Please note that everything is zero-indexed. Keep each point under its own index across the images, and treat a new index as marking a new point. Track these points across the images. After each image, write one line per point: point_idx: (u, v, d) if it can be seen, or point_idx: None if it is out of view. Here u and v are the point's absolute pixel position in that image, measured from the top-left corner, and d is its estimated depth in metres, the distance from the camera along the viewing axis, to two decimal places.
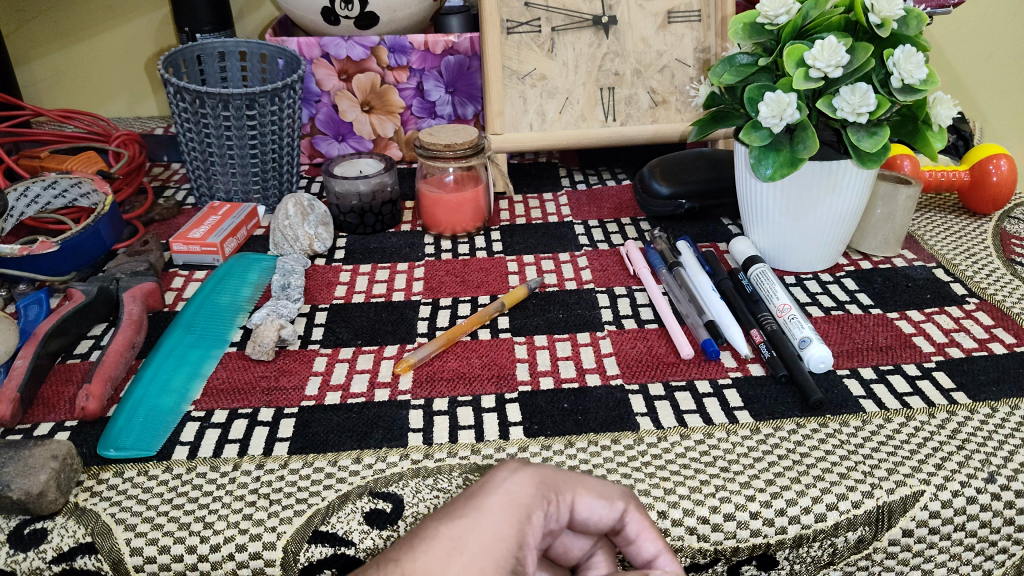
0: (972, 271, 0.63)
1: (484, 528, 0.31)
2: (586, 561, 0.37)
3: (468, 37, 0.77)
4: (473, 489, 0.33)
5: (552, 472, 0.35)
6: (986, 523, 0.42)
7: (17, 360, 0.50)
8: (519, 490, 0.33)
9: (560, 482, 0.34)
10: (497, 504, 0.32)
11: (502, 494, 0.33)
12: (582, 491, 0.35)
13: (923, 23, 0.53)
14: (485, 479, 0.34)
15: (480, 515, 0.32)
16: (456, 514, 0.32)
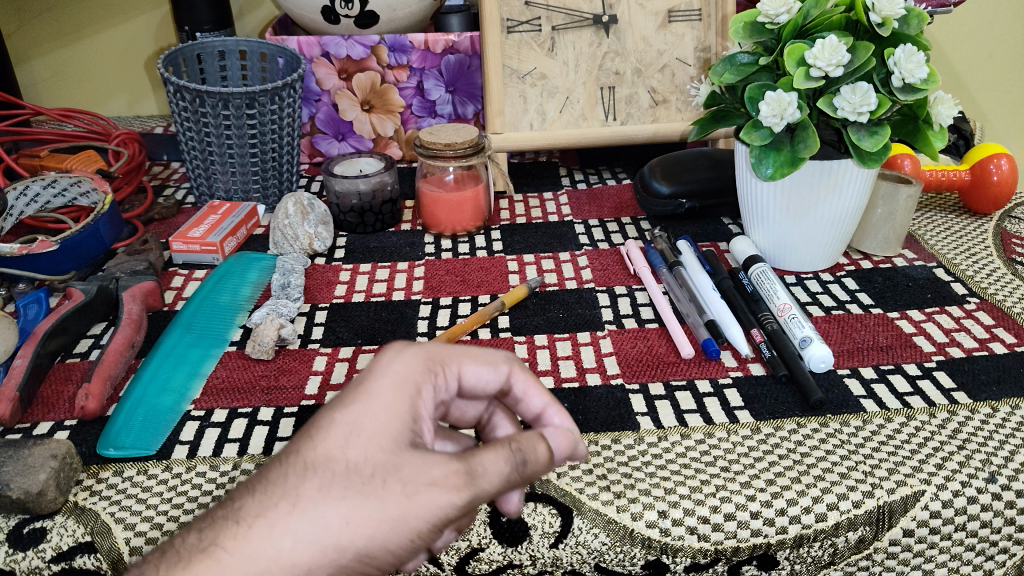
0: (972, 271, 0.63)
1: (376, 408, 0.32)
2: (486, 419, 0.40)
3: (468, 36, 0.77)
4: (362, 371, 0.34)
5: (437, 346, 0.36)
6: (987, 523, 0.42)
7: (16, 360, 0.50)
8: (401, 363, 0.34)
9: (445, 355, 0.36)
10: (386, 386, 0.33)
11: (391, 375, 0.33)
12: (468, 361, 0.36)
13: (925, 23, 0.53)
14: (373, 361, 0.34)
15: (368, 394, 0.32)
16: (346, 396, 0.32)
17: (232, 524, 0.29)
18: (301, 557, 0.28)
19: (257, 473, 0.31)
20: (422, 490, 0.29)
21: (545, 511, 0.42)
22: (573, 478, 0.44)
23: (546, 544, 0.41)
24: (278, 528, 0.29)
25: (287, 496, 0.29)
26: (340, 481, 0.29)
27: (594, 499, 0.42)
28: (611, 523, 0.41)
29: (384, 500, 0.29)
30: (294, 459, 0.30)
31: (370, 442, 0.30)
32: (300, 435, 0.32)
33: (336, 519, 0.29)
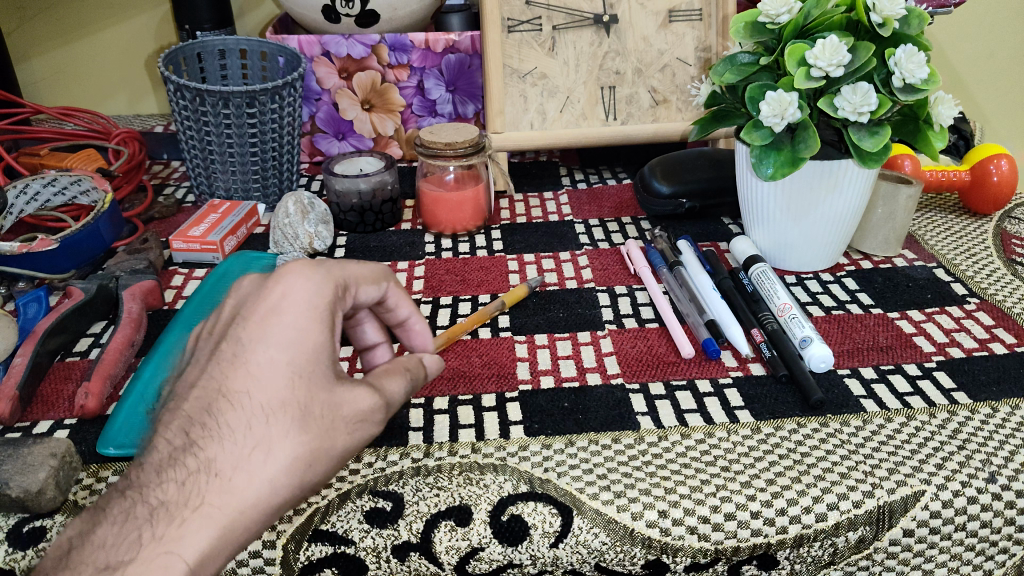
0: (973, 272, 0.63)
1: (299, 339, 0.35)
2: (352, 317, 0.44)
3: (469, 35, 0.77)
4: (275, 300, 0.36)
5: (336, 267, 0.39)
6: (987, 523, 0.42)
7: (16, 358, 0.50)
8: (317, 294, 0.37)
9: (344, 277, 0.39)
10: (304, 315, 0.36)
11: (306, 304, 0.36)
12: (359, 280, 0.40)
13: (925, 23, 0.53)
14: (282, 288, 0.36)
15: (285, 327, 0.35)
16: (270, 330, 0.35)
17: (210, 477, 0.33)
18: (276, 497, 0.34)
19: (199, 411, 0.34)
20: (358, 424, 0.36)
21: (546, 510, 0.42)
22: (573, 478, 0.44)
23: (546, 544, 0.41)
24: (255, 474, 0.33)
25: (254, 444, 0.34)
26: (298, 426, 0.34)
27: (594, 499, 0.42)
28: (611, 522, 0.41)
29: (333, 435, 0.35)
30: (246, 403, 0.34)
31: (311, 380, 0.35)
32: (232, 368, 0.35)
33: (302, 459, 0.34)
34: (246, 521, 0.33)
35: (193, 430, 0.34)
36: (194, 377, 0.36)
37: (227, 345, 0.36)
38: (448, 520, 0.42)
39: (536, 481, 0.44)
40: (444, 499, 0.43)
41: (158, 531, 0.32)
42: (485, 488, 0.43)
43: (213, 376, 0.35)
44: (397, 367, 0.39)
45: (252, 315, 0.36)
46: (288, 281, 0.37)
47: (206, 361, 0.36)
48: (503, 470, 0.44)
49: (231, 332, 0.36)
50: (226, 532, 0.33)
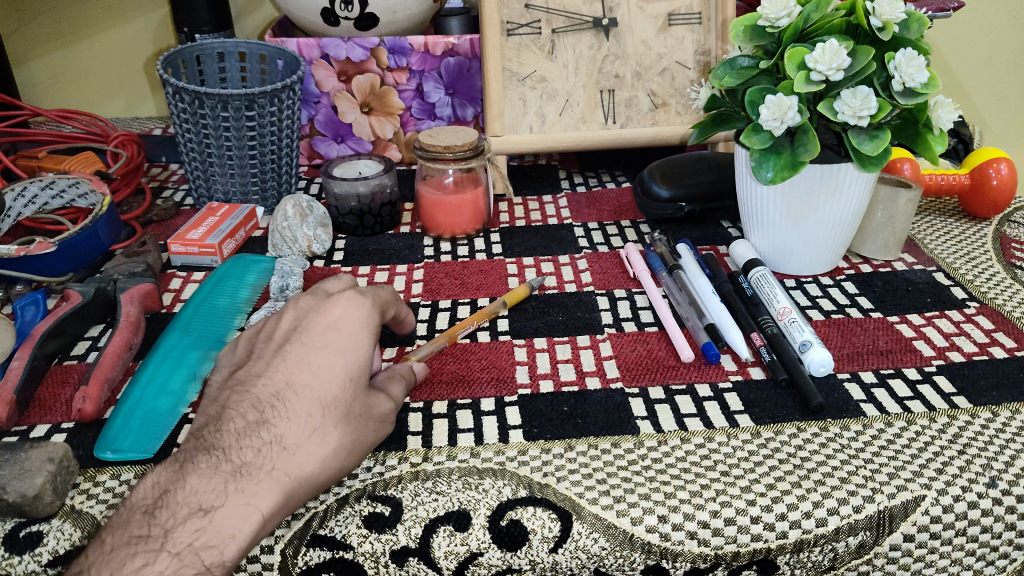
0: (973, 276, 0.63)
1: (351, 349, 0.43)
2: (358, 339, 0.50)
3: (468, 38, 0.76)
4: (335, 317, 0.45)
5: (379, 296, 0.48)
6: (987, 528, 0.42)
7: (14, 361, 0.50)
8: (368, 315, 0.45)
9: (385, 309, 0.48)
10: (358, 330, 0.44)
11: (358, 322, 0.45)
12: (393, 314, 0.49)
13: (925, 27, 0.53)
14: (342, 308, 0.45)
15: (343, 338, 0.44)
16: (330, 340, 0.44)
17: (279, 449, 0.40)
18: (325, 474, 0.40)
19: (267, 396, 0.42)
20: (383, 423, 0.43)
21: (544, 515, 0.42)
22: (572, 483, 0.43)
23: (545, 549, 0.41)
24: (311, 453, 0.40)
25: (313, 427, 0.40)
26: (342, 421, 0.41)
27: (593, 504, 0.42)
28: (611, 527, 0.41)
29: (368, 430, 0.42)
30: (305, 394, 0.41)
31: (357, 383, 0.42)
32: (296, 366, 0.43)
33: (346, 447, 0.41)
34: (302, 488, 0.39)
35: (265, 409, 0.41)
36: (258, 373, 0.43)
37: (294, 348, 0.44)
38: (446, 526, 0.41)
39: (535, 486, 0.43)
40: (443, 504, 0.42)
41: (240, 485, 0.38)
42: (483, 493, 0.43)
43: (281, 370, 0.43)
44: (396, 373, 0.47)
45: (315, 327, 0.45)
46: (345, 303, 0.46)
47: (272, 359, 0.44)
48: (502, 474, 0.44)
49: (295, 339, 0.44)
50: (287, 499, 0.39)
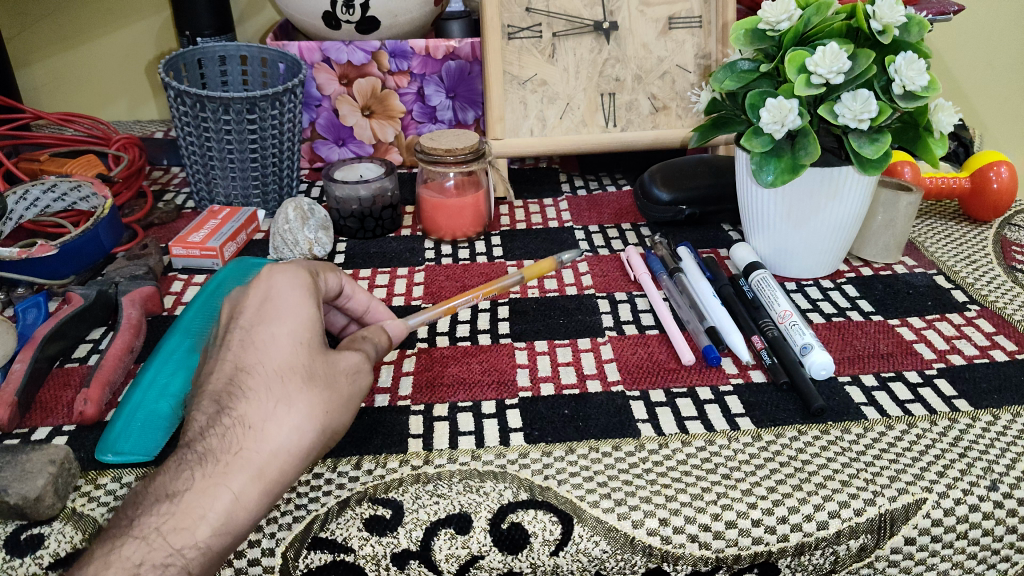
0: (973, 279, 0.63)
1: (293, 316, 0.42)
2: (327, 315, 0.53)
3: (469, 42, 0.77)
4: (264, 292, 0.43)
5: (304, 263, 0.47)
6: (988, 531, 0.42)
7: (15, 364, 0.50)
8: (297, 279, 0.44)
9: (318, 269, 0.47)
10: (292, 295, 0.43)
11: (291, 289, 0.43)
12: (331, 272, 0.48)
13: (926, 30, 0.53)
14: (268, 282, 0.44)
15: (281, 309, 0.42)
16: (266, 315, 0.42)
17: (243, 430, 0.39)
18: (303, 442, 0.39)
19: (223, 386, 0.40)
20: (356, 374, 0.42)
21: (546, 518, 0.42)
22: (573, 485, 0.43)
23: (547, 552, 0.41)
24: (280, 424, 0.39)
25: (276, 399, 0.39)
26: (306, 383, 0.40)
27: (594, 507, 0.42)
28: (612, 530, 0.41)
29: (339, 384, 0.41)
30: (260, 371, 0.40)
31: (310, 346, 0.41)
32: (243, 350, 0.41)
33: (317, 407, 0.40)
34: (277, 461, 0.38)
35: (223, 398, 0.40)
36: (210, 369, 0.42)
37: (234, 335, 0.42)
38: (448, 528, 0.41)
39: (536, 489, 0.43)
40: (444, 507, 0.42)
41: (206, 470, 0.38)
42: (485, 495, 0.43)
43: (227, 357, 0.41)
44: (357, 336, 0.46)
45: (247, 309, 0.43)
46: (270, 276, 0.44)
47: (218, 354, 0.42)
48: (503, 477, 0.44)
49: (233, 327, 0.43)
50: (260, 474, 0.38)
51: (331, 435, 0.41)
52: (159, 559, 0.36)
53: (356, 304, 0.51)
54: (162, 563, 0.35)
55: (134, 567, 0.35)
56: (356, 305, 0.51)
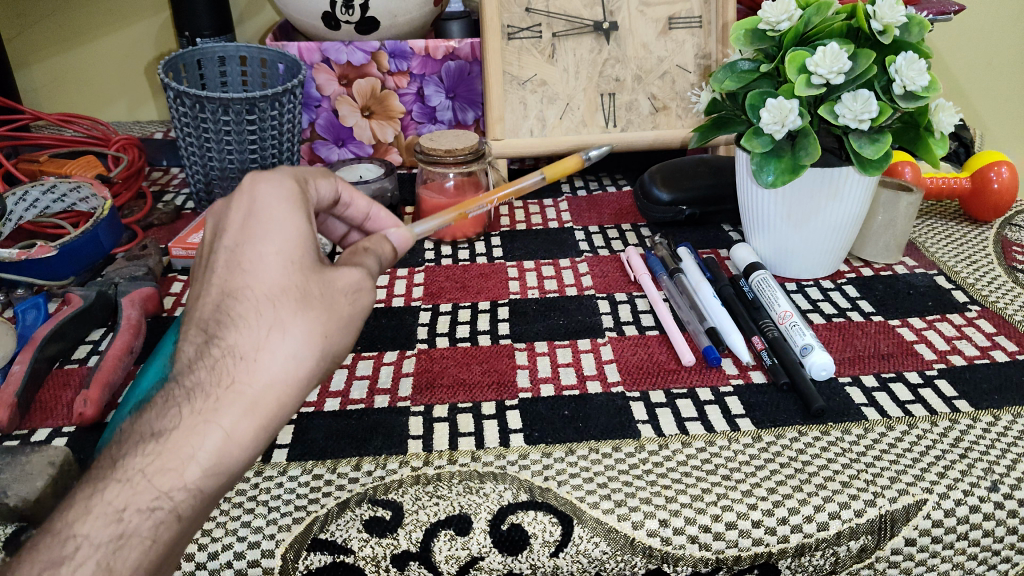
0: (974, 279, 0.62)
1: (283, 230, 0.36)
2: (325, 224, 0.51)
3: (469, 42, 0.76)
4: (247, 202, 0.37)
5: (290, 171, 0.41)
6: (989, 532, 0.42)
7: (15, 365, 0.50)
8: (284, 187, 0.38)
9: (306, 174, 0.41)
10: (281, 204, 0.37)
11: (279, 197, 0.37)
12: (321, 179, 0.43)
13: (926, 30, 0.53)
14: (250, 190, 0.38)
15: (268, 221, 0.36)
16: (251, 230, 0.36)
17: (234, 360, 0.34)
18: (302, 369, 0.35)
19: (209, 313, 0.35)
20: (356, 293, 0.38)
21: (545, 519, 0.42)
22: (573, 486, 0.43)
23: (546, 553, 0.41)
24: (274, 352, 0.34)
25: (269, 326, 0.35)
26: (302, 306, 0.35)
27: (594, 508, 0.42)
28: (612, 531, 0.41)
29: (337, 305, 0.37)
30: (249, 294, 0.35)
31: (303, 265, 0.36)
32: (228, 271, 0.36)
33: (315, 331, 0.35)
34: (272, 393, 0.34)
35: (210, 326, 0.35)
36: (192, 294, 0.37)
37: (218, 254, 0.36)
38: (447, 530, 0.41)
39: (535, 490, 0.43)
40: (444, 509, 0.42)
41: (196, 406, 0.34)
42: (485, 497, 0.43)
43: (211, 279, 0.36)
44: (358, 248, 0.42)
45: (229, 223, 0.37)
46: (253, 183, 0.38)
47: (200, 276, 0.37)
48: (503, 478, 0.44)
49: (216, 245, 0.37)
50: (254, 409, 0.34)
51: (332, 361, 0.37)
52: (145, 503, 0.32)
53: (354, 212, 0.48)
54: (148, 506, 0.32)
55: (117, 511, 0.32)
56: (354, 213, 0.48)
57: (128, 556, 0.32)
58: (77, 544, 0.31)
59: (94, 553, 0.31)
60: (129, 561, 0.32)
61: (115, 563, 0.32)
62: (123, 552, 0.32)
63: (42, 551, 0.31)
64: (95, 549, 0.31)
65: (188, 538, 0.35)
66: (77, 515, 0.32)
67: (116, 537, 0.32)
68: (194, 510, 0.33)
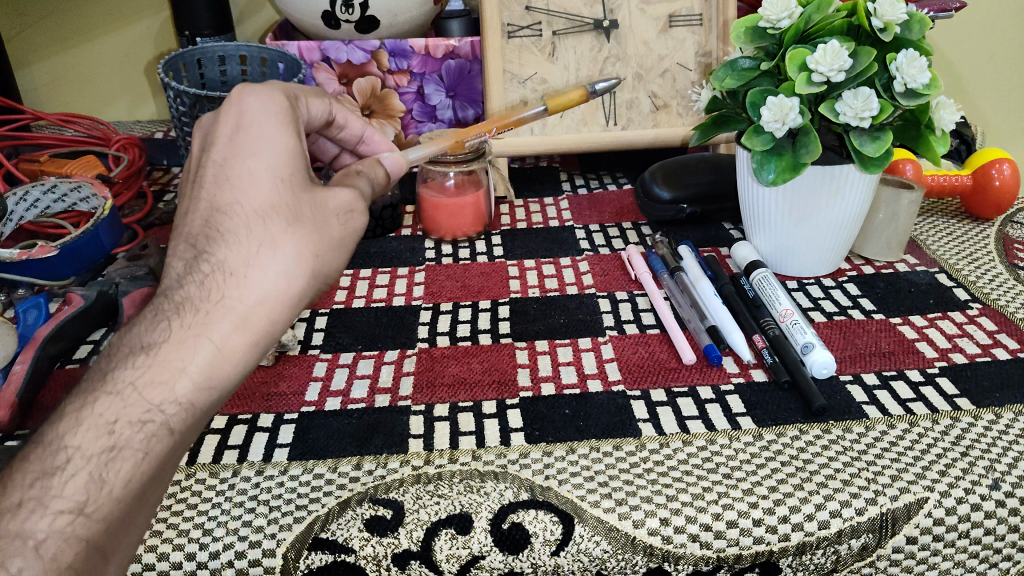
0: (975, 277, 0.62)
1: (272, 145, 0.38)
2: (314, 142, 0.54)
3: (469, 41, 0.76)
4: (236, 119, 0.39)
5: (278, 88, 0.43)
6: (990, 530, 0.42)
7: (16, 365, 0.50)
8: (272, 104, 0.40)
9: (293, 94, 0.43)
10: (270, 121, 0.39)
11: (268, 113, 0.39)
12: (308, 100, 0.45)
13: (926, 27, 0.54)
14: (240, 106, 0.39)
15: (258, 138, 0.38)
16: (242, 145, 0.38)
17: (225, 275, 0.35)
18: (293, 286, 0.37)
19: (199, 229, 0.36)
20: (345, 214, 0.40)
21: (546, 518, 0.42)
22: (574, 485, 0.43)
23: (547, 552, 0.41)
24: (265, 268, 0.36)
25: (260, 241, 0.36)
26: (292, 223, 0.37)
27: (595, 506, 0.42)
28: (613, 530, 0.41)
29: (327, 225, 0.39)
30: (239, 209, 0.37)
31: (293, 182, 0.38)
32: (218, 186, 0.37)
33: (305, 248, 0.37)
34: (263, 309, 0.36)
35: (200, 242, 0.36)
36: (181, 208, 0.38)
37: (207, 169, 0.38)
38: (448, 529, 0.41)
39: (536, 488, 0.43)
40: (444, 508, 0.42)
41: (185, 320, 0.35)
42: (485, 495, 0.43)
43: (202, 196, 0.37)
44: (351, 171, 0.45)
45: (219, 138, 0.39)
46: (241, 100, 0.40)
47: (190, 190, 0.38)
48: (503, 477, 0.44)
49: (205, 159, 0.39)
50: (245, 323, 0.35)
51: (321, 280, 0.39)
52: (137, 416, 0.33)
53: (349, 134, 0.52)
54: (140, 419, 0.33)
55: (109, 423, 0.32)
56: (348, 135, 0.52)
57: (121, 467, 0.32)
58: (69, 456, 0.32)
59: (86, 464, 0.32)
60: (122, 473, 0.32)
61: (107, 475, 0.32)
62: (115, 464, 0.32)
63: (34, 463, 0.31)
64: (87, 461, 0.32)
65: (178, 456, 0.35)
66: (68, 428, 0.32)
67: (108, 449, 0.32)
68: (185, 425, 0.34)
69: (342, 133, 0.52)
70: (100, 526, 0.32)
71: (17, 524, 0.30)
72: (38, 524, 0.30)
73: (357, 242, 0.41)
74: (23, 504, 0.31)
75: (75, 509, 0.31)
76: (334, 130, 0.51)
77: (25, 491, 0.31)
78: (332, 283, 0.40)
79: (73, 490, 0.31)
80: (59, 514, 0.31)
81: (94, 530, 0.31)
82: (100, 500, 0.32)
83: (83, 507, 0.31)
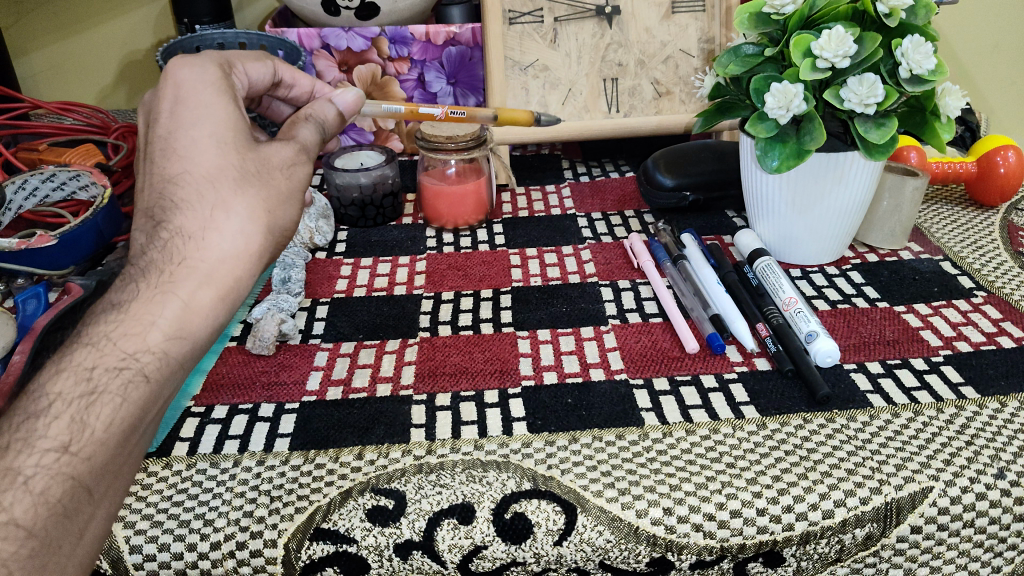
0: (979, 264, 0.62)
1: (210, 114, 0.40)
2: (269, 107, 0.56)
3: (469, 27, 0.75)
4: (174, 92, 0.40)
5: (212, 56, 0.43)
6: (995, 519, 0.42)
7: (16, 356, 0.49)
8: (206, 74, 0.41)
9: (228, 59, 0.44)
10: (203, 92, 0.40)
11: (201, 85, 0.40)
12: (248, 63, 0.46)
13: (933, 13, 0.53)
14: (174, 80, 0.40)
15: (196, 109, 0.40)
16: (182, 117, 0.39)
17: (184, 240, 0.37)
18: (252, 243, 0.39)
19: (155, 202, 0.38)
20: (292, 168, 0.42)
21: (549, 508, 0.41)
22: (577, 475, 0.43)
23: (550, 542, 0.41)
24: (221, 230, 0.38)
25: (211, 206, 0.38)
26: (241, 184, 0.39)
27: (598, 497, 0.42)
28: (616, 520, 0.41)
29: (275, 179, 0.41)
30: (190, 178, 0.38)
31: (238, 146, 0.40)
32: (166, 160, 0.39)
33: (257, 206, 0.39)
34: (226, 266, 0.38)
35: (156, 211, 0.38)
36: (139, 185, 0.39)
37: (155, 145, 0.39)
38: (451, 518, 0.41)
39: (539, 478, 0.43)
40: (447, 497, 0.42)
41: (150, 282, 0.36)
42: (488, 485, 0.43)
43: (154, 171, 0.39)
44: (298, 118, 0.46)
45: (161, 113, 0.40)
46: (174, 72, 0.41)
47: (143, 168, 0.39)
48: (506, 467, 0.44)
49: (152, 136, 0.40)
50: (209, 280, 0.37)
51: (277, 234, 0.41)
52: (112, 363, 0.34)
53: (299, 92, 0.53)
54: (115, 366, 0.34)
55: (86, 370, 0.34)
56: (299, 95, 0.53)
57: (100, 412, 0.33)
58: (51, 401, 0.32)
59: (67, 409, 0.33)
60: (103, 416, 0.33)
61: (88, 418, 0.33)
62: (95, 408, 0.33)
63: (20, 410, 0.32)
64: (68, 405, 0.33)
65: (160, 406, 0.36)
66: (48, 377, 0.33)
67: (88, 394, 0.33)
68: (161, 374, 0.35)
69: (292, 93, 0.52)
70: (87, 465, 0.32)
71: (6, 462, 0.31)
72: (26, 461, 0.31)
73: (307, 190, 0.43)
74: (11, 445, 0.31)
75: (61, 447, 0.32)
76: (282, 91, 0.52)
77: (13, 434, 0.32)
78: (290, 234, 0.42)
79: (56, 430, 0.32)
80: (46, 452, 0.31)
81: (80, 468, 0.32)
82: (84, 440, 0.32)
83: (69, 446, 0.32)
